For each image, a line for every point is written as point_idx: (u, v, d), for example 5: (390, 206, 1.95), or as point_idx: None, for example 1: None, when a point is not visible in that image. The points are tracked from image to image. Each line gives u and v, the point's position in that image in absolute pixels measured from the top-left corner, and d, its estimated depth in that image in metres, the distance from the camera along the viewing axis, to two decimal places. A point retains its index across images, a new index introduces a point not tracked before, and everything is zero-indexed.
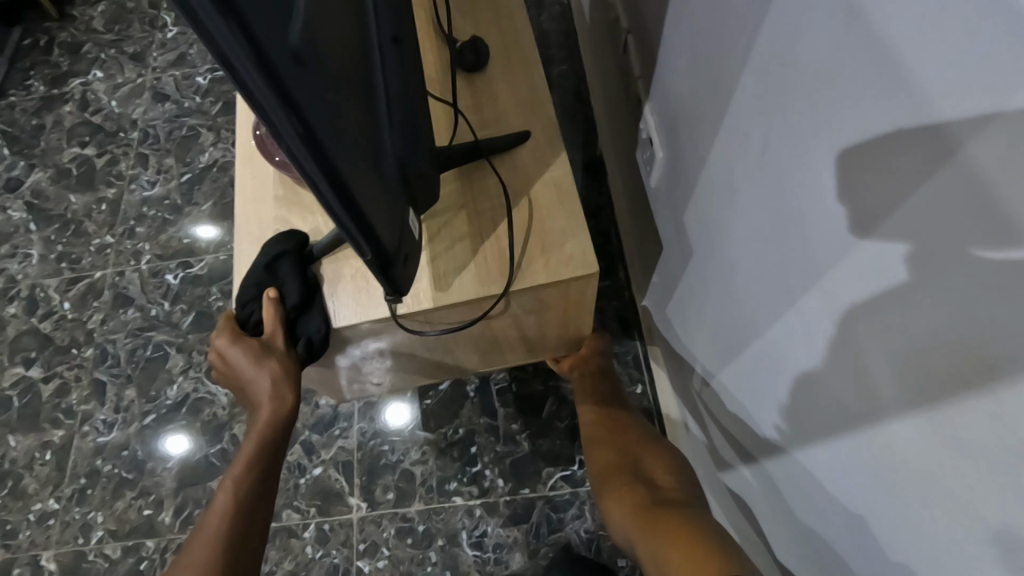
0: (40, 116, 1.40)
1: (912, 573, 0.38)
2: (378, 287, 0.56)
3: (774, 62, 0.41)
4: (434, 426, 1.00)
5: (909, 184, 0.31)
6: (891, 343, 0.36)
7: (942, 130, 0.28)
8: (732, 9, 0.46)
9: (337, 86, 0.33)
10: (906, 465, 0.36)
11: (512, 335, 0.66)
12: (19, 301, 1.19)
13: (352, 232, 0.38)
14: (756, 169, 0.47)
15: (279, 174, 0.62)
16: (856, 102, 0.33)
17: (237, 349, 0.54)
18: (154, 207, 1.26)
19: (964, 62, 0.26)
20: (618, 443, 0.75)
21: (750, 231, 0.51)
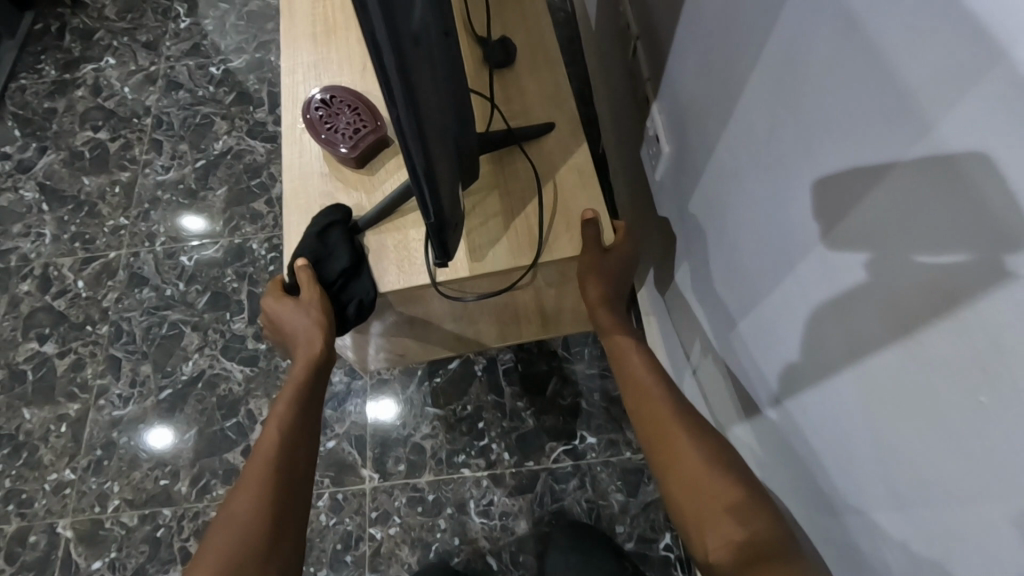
0: (52, 100, 1.43)
1: (887, 489, 0.45)
2: (419, 257, 0.62)
3: (783, 60, 0.48)
4: (443, 403, 1.05)
5: (886, 164, 0.38)
6: (868, 307, 0.43)
7: (916, 118, 0.35)
8: (747, 14, 0.52)
9: (428, 67, 0.42)
10: (883, 398, 0.44)
11: (532, 308, 0.72)
12: (32, 279, 1.22)
13: (421, 196, 0.46)
14: (763, 155, 0.54)
15: (323, 153, 0.68)
16: (848, 103, 0.41)
17: (282, 302, 0.62)
18: (169, 191, 1.29)
19: (941, 62, 0.33)
20: (661, 455, 0.56)
21: (755, 217, 0.58)
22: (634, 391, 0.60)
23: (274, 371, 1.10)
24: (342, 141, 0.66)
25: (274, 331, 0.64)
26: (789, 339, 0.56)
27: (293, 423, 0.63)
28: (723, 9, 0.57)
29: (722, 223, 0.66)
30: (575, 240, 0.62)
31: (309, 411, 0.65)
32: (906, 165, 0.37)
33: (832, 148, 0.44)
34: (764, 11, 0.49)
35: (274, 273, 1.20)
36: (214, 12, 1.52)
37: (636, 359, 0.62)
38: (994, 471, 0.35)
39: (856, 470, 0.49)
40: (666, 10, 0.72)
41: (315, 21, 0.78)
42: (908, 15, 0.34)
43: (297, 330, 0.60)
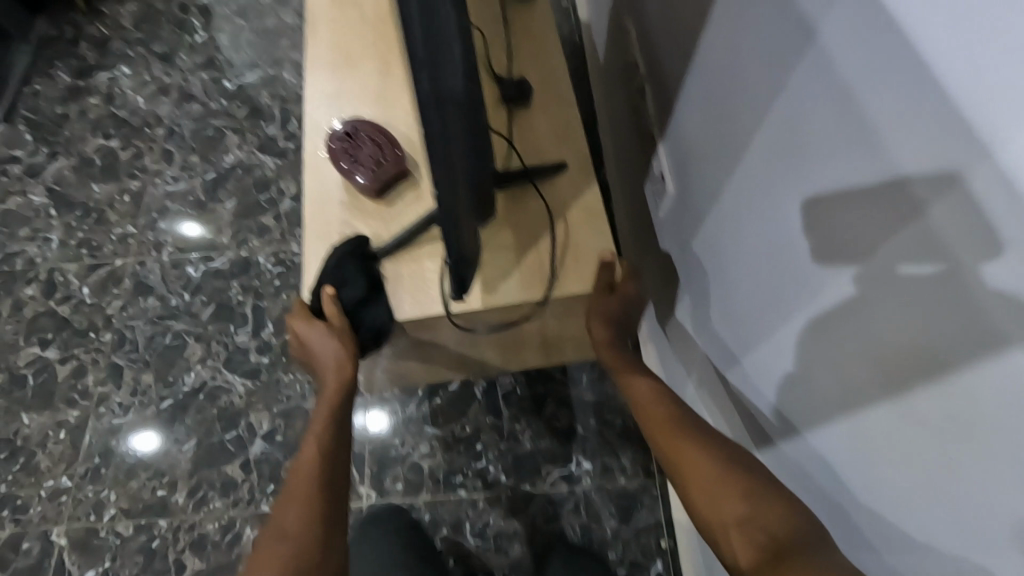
0: (65, 106, 1.45)
1: (886, 521, 0.48)
2: (433, 288, 0.64)
3: (784, 118, 0.51)
4: (442, 423, 1.07)
5: (883, 226, 0.41)
6: (868, 351, 0.46)
7: (907, 190, 0.38)
8: (748, 70, 0.56)
9: (458, 110, 0.44)
10: (882, 436, 0.47)
11: (538, 338, 0.75)
12: (37, 283, 1.23)
13: (444, 230, 0.48)
14: (763, 202, 0.57)
15: (341, 181, 0.70)
16: (844, 166, 0.44)
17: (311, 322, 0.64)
18: (178, 202, 1.31)
19: (925, 145, 0.36)
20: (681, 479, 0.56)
21: (760, 244, 0.60)
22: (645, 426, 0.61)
23: (275, 385, 1.11)
24: (363, 170, 0.68)
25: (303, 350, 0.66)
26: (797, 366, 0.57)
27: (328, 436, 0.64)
28: (726, 62, 0.60)
29: (726, 250, 0.68)
30: (582, 272, 0.65)
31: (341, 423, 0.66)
32: (907, 194, 0.38)
33: (833, 179, 0.45)
34: (765, 71, 0.53)
35: (279, 287, 1.21)
36: (230, 27, 1.55)
37: (642, 394, 0.62)
38: (988, 514, 0.38)
39: (868, 493, 0.50)
40: (675, 58, 0.76)
41: (337, 52, 0.81)
42: (895, 98, 0.37)
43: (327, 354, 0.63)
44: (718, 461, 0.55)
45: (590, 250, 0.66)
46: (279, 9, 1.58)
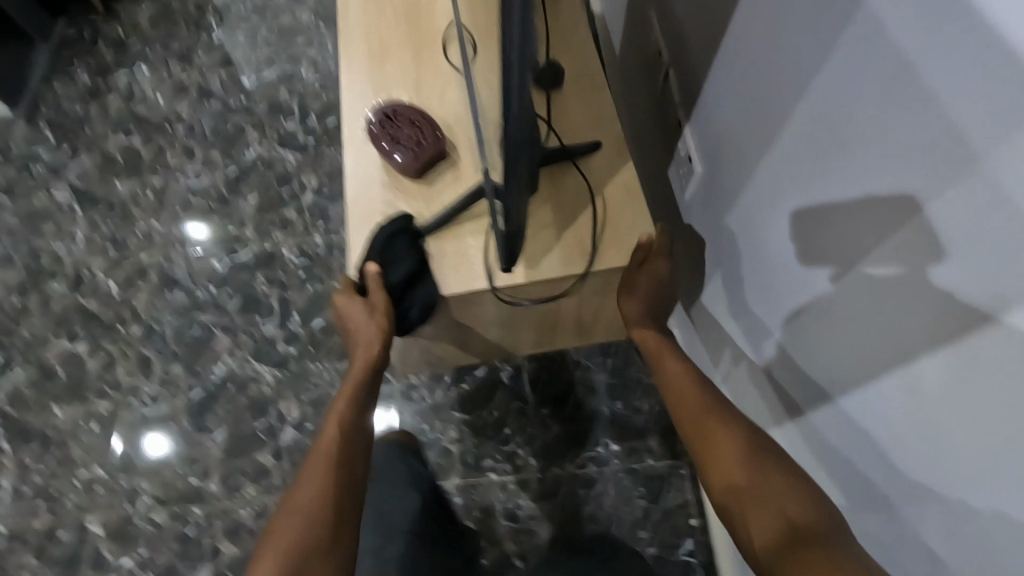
0: (85, 105, 1.46)
1: (937, 483, 0.49)
2: (476, 265, 0.66)
3: (828, 94, 0.52)
4: (470, 408, 1.08)
5: (934, 188, 0.42)
6: (913, 316, 0.47)
7: (966, 149, 0.39)
8: (788, 51, 0.57)
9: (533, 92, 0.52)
10: (932, 399, 0.48)
11: (573, 317, 0.76)
12: (64, 278, 1.24)
13: (507, 195, 0.54)
14: (804, 178, 0.59)
15: (382, 161, 0.72)
16: (897, 133, 0.45)
17: (353, 303, 0.66)
18: (201, 197, 1.33)
19: (989, 103, 0.37)
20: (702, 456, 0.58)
21: (786, 234, 0.64)
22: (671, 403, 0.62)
23: (303, 374, 1.12)
24: (403, 152, 0.70)
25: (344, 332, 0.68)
26: (821, 347, 0.61)
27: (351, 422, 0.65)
28: (762, 45, 0.62)
29: (752, 238, 0.72)
30: (622, 249, 0.67)
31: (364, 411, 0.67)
32: (930, 181, 0.43)
33: (866, 164, 0.49)
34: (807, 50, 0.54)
35: (303, 279, 1.23)
36: (246, 25, 1.57)
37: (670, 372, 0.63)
38: None
39: (897, 459, 0.54)
40: (703, 41, 0.78)
41: (370, 40, 0.83)
42: (954, 62, 0.39)
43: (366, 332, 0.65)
44: (743, 440, 0.56)
45: (630, 227, 0.68)
46: (294, 7, 1.59)
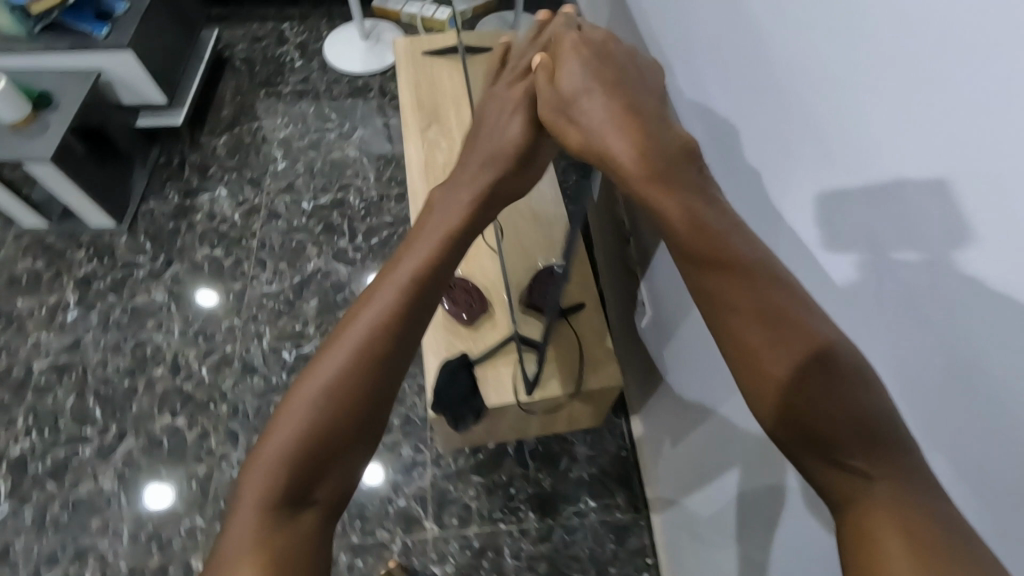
0: (176, 221, 1.84)
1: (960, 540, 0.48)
2: (508, 385, 1.04)
3: (819, 144, 0.58)
4: (485, 473, 1.44)
5: (948, 224, 0.45)
6: (936, 358, 0.48)
7: (974, 183, 0.42)
8: (777, 110, 0.65)
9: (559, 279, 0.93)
10: (953, 447, 0.48)
11: (566, 415, 1.15)
12: (165, 365, 1.58)
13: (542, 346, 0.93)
14: (806, 225, 0.63)
15: (444, 314, 1.11)
16: (898, 177, 0.48)
17: (440, 222, 0.75)
18: (272, 299, 1.69)
19: (980, 148, 0.41)
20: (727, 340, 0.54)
21: (822, 290, 0.61)
22: (682, 257, 0.59)
23: None
24: (460, 309, 1.10)
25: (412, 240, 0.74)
26: (720, 445, 0.97)
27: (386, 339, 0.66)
28: (755, 103, 0.69)
29: None
30: (582, 53, 0.73)
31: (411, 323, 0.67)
32: (940, 216, 0.45)
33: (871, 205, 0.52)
34: (797, 104, 0.60)
35: None
36: (305, 157, 1.99)
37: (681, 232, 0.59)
38: None
39: None
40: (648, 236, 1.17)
41: None
42: (937, 116, 0.44)
43: (496, 164, 0.79)
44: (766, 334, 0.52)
45: (602, 42, 0.74)
46: (343, 144, 2.03)
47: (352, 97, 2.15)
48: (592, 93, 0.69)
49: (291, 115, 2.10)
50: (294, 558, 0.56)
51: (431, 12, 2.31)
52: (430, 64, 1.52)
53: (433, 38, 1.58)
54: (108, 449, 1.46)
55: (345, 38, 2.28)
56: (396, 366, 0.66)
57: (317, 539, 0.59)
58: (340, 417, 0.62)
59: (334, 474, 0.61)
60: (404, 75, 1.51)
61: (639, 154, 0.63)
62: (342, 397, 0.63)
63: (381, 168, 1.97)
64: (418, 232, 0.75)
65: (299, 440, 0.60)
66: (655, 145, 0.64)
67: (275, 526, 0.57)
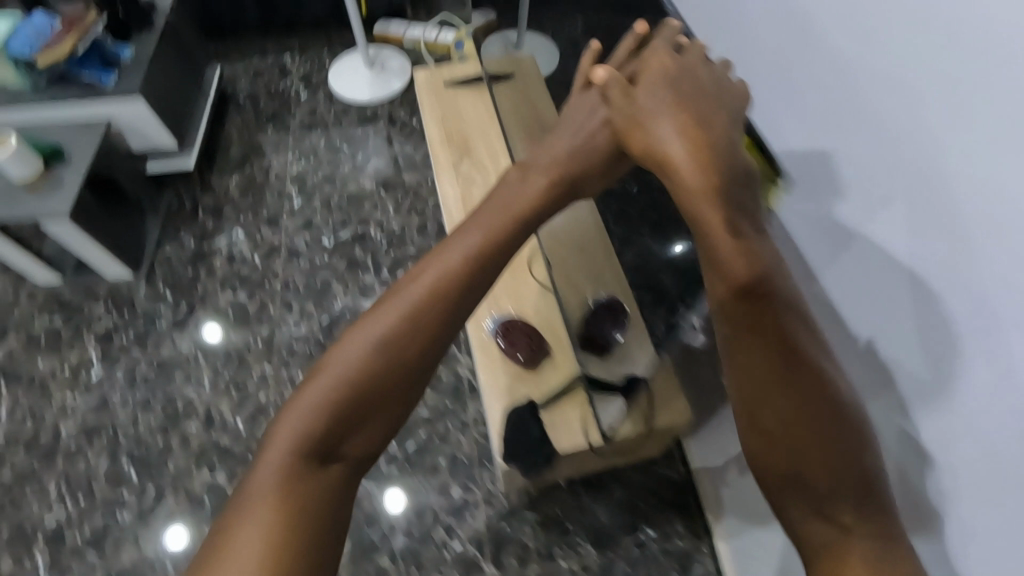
0: (195, 267, 1.80)
1: None
2: (579, 427, 1.01)
3: (954, 181, 0.65)
4: (539, 508, 1.41)
5: None
6: None
7: None
8: (903, 139, 0.71)
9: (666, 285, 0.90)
10: None
11: (634, 454, 1.11)
12: (198, 419, 1.53)
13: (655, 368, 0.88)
14: (928, 252, 0.70)
15: (504, 359, 1.09)
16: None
17: (474, 232, 0.93)
18: (302, 342, 1.66)
19: None
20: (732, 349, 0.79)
21: (943, 318, 0.69)
22: (722, 284, 0.80)
23: (406, 489, 1.44)
24: (520, 352, 1.08)
25: (442, 257, 0.92)
26: None
27: (408, 350, 0.87)
28: (872, 125, 0.76)
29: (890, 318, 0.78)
30: (664, 75, 0.94)
31: (432, 338, 0.89)
32: None
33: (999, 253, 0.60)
34: (930, 142, 0.67)
35: None
36: (320, 192, 1.96)
37: (727, 258, 0.80)
38: None
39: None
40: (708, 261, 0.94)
41: None
42: None
43: (579, 159, 0.98)
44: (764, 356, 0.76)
45: (682, 66, 0.94)
46: (358, 176, 2.00)
47: (361, 127, 2.12)
48: (665, 115, 0.90)
49: (302, 149, 2.06)
50: (329, 473, 0.81)
51: (433, 35, 2.30)
52: (454, 95, 1.50)
53: (454, 67, 1.56)
54: (148, 512, 1.41)
55: (349, 67, 2.25)
56: (421, 351, 0.88)
57: (340, 483, 0.83)
58: (366, 399, 0.85)
59: (358, 437, 0.86)
60: (428, 105, 1.49)
61: (710, 198, 0.83)
62: (367, 387, 0.85)
63: (399, 198, 1.94)
64: (451, 246, 0.93)
65: (330, 413, 0.83)
66: (723, 184, 0.84)
67: (307, 474, 0.80)
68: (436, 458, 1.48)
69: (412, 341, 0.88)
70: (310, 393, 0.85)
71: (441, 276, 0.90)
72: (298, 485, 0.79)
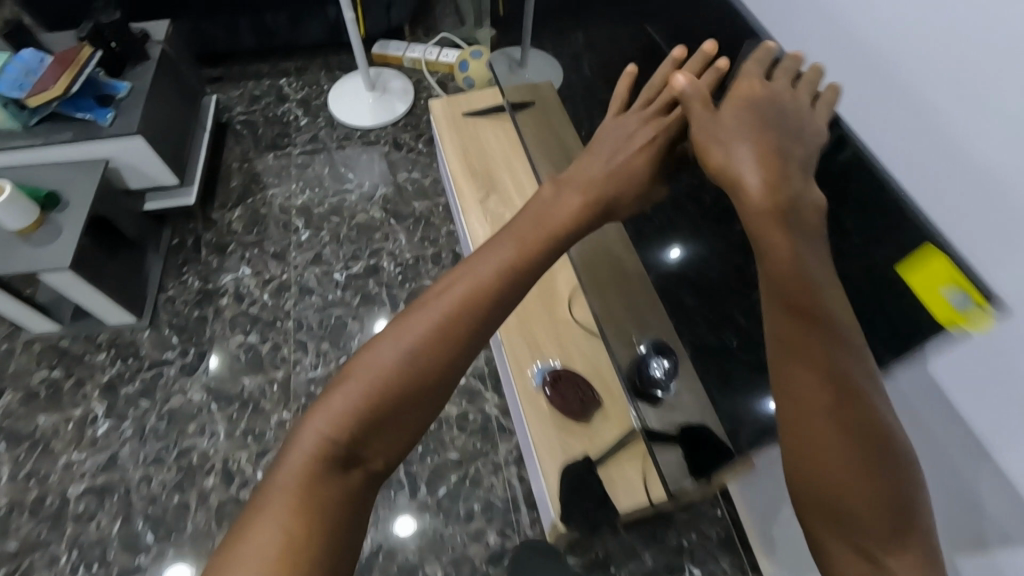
0: (201, 308, 1.71)
1: None
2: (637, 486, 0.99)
3: None
4: (580, 552, 1.36)
5: None
6: None
7: None
8: None
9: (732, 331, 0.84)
10: None
11: None
12: (216, 473, 1.46)
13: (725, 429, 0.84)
14: None
15: (553, 412, 1.04)
16: None
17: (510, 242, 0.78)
18: (320, 385, 1.59)
19: None
20: (795, 363, 0.64)
21: None
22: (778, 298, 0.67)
23: (441, 538, 1.38)
24: (571, 408, 1.03)
25: (471, 268, 0.76)
26: None
27: (438, 357, 0.71)
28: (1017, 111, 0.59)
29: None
30: (749, 99, 0.78)
31: (465, 352, 0.73)
32: None
33: None
34: None
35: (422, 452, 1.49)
36: (328, 224, 1.88)
37: (790, 272, 0.67)
38: None
39: None
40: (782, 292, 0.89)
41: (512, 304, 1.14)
42: None
43: (611, 183, 0.85)
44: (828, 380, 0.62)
45: (771, 93, 0.78)
46: (366, 205, 1.93)
47: (366, 153, 2.05)
48: (745, 140, 0.75)
49: (306, 179, 1.99)
50: (336, 513, 0.64)
51: (434, 55, 2.25)
52: (474, 125, 1.44)
53: (473, 95, 1.49)
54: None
55: (350, 90, 2.18)
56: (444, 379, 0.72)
57: (361, 494, 0.68)
58: (381, 412, 0.68)
59: (380, 445, 0.69)
60: (449, 137, 1.42)
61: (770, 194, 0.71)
62: (390, 395, 0.68)
63: (411, 228, 1.88)
64: (483, 255, 0.78)
65: (352, 421, 0.68)
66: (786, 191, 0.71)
67: (322, 490, 0.64)
68: (469, 503, 1.42)
69: (444, 348, 0.71)
70: (330, 398, 0.69)
71: (476, 281, 0.74)
72: (315, 497, 0.64)
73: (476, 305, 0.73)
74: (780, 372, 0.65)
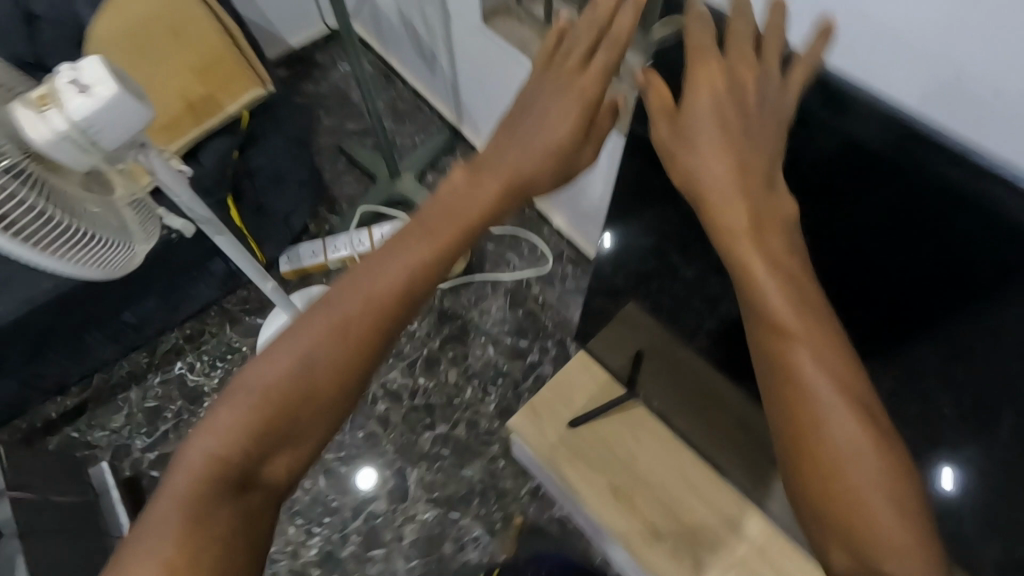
0: None
1: None
2: None
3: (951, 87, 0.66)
4: None
5: None
6: None
7: None
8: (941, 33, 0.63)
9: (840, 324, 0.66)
10: None
11: None
12: None
13: None
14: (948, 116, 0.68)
15: None
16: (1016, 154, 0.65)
17: (417, 244, 0.68)
18: None
19: None
20: (754, 312, 0.59)
21: None
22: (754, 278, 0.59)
23: None
24: None
25: (373, 273, 0.66)
26: None
27: (335, 362, 0.63)
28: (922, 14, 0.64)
29: None
30: (712, 88, 0.63)
31: (376, 356, 0.65)
32: None
33: None
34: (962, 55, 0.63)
35: None
36: (375, 564, 1.35)
37: (777, 305, 0.57)
38: None
39: None
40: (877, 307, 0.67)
41: None
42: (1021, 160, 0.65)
43: (527, 158, 0.73)
44: (816, 356, 0.55)
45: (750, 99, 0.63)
46: (409, 512, 1.39)
47: (359, 429, 1.48)
48: (708, 142, 0.63)
49: (303, 510, 1.40)
50: (221, 538, 0.59)
51: (366, 241, 1.64)
52: (597, 440, 0.98)
53: (567, 387, 1.02)
54: None
55: None
56: (350, 395, 0.65)
57: (257, 516, 0.62)
58: (284, 423, 0.62)
59: (281, 458, 0.63)
60: (584, 478, 0.96)
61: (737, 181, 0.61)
62: (285, 407, 0.62)
63: (482, 512, 1.39)
64: (384, 256, 0.67)
65: (242, 436, 0.61)
66: (746, 158, 0.62)
67: (208, 498, 0.59)
68: None
69: (354, 347, 0.64)
70: (218, 408, 0.62)
71: (378, 288, 0.65)
72: (205, 513, 0.58)
73: (398, 305, 0.65)
74: (760, 334, 0.58)
